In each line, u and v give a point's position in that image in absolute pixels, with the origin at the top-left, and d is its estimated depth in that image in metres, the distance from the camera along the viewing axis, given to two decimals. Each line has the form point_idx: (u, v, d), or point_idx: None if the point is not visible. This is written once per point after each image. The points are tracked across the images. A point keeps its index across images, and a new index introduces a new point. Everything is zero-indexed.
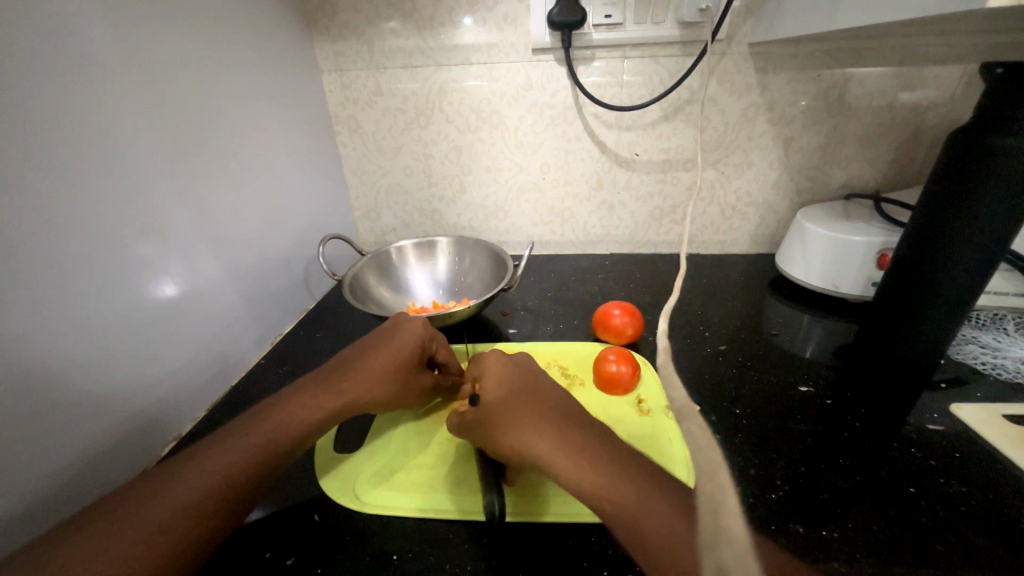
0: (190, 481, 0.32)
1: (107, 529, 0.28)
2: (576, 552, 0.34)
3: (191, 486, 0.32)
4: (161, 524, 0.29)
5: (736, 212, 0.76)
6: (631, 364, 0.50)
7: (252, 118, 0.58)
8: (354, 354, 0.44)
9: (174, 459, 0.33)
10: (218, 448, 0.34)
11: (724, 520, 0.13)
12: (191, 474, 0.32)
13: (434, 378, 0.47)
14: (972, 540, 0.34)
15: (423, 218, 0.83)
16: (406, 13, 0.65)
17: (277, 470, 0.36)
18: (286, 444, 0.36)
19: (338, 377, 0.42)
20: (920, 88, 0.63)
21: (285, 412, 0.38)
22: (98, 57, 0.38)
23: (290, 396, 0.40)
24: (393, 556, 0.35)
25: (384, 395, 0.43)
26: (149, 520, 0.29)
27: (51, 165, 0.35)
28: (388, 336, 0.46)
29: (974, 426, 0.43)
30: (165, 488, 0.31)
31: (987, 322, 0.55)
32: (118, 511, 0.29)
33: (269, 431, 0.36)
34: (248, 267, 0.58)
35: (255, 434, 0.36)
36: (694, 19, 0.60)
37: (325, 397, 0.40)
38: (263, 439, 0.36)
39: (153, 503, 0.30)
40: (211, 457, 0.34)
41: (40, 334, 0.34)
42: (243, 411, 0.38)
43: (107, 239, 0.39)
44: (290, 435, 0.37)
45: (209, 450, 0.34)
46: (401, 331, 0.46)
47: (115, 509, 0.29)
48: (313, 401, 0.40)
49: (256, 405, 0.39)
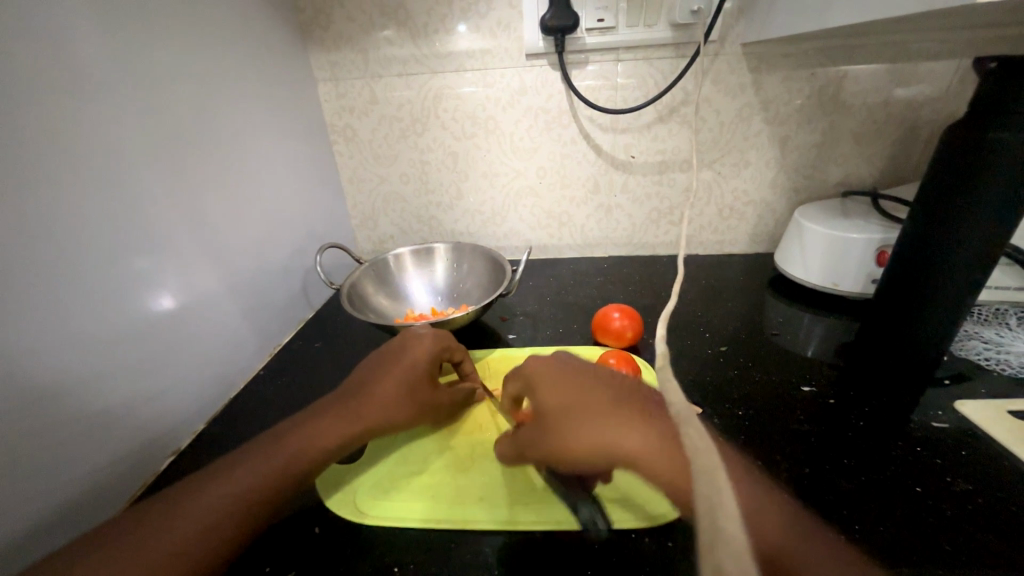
0: (205, 502, 0.32)
1: (121, 550, 0.28)
2: (581, 560, 0.34)
3: (211, 505, 0.32)
4: (182, 542, 0.30)
5: (734, 211, 0.76)
6: (631, 368, 0.50)
7: (248, 131, 0.58)
8: (372, 367, 0.45)
9: (196, 476, 0.34)
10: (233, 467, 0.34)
11: (722, 524, 0.13)
12: (208, 493, 0.32)
13: (450, 394, 0.46)
14: (980, 538, 0.33)
15: (421, 225, 0.83)
16: (399, 21, 0.66)
17: (292, 489, 0.35)
18: (304, 465, 0.36)
19: (354, 397, 0.42)
20: (914, 85, 0.63)
21: (303, 433, 0.38)
22: (96, 74, 0.39)
23: (313, 414, 0.40)
24: (395, 567, 0.35)
25: (398, 415, 0.42)
26: (172, 538, 0.29)
27: (48, 179, 0.35)
28: (400, 354, 0.45)
29: (979, 422, 0.43)
30: (186, 505, 0.31)
31: (989, 318, 0.55)
32: (138, 529, 0.30)
33: (289, 453, 0.36)
34: (247, 278, 0.58)
35: (274, 455, 0.36)
36: (686, 21, 0.60)
37: (342, 420, 0.40)
38: (280, 460, 0.36)
39: (169, 526, 0.30)
40: (230, 476, 0.33)
41: (37, 349, 0.34)
42: (267, 430, 0.38)
43: (105, 253, 0.39)
44: (309, 457, 0.37)
45: (225, 468, 0.34)
46: (413, 347, 0.46)
47: (135, 527, 0.30)
48: (333, 417, 0.40)
49: (278, 424, 0.39)
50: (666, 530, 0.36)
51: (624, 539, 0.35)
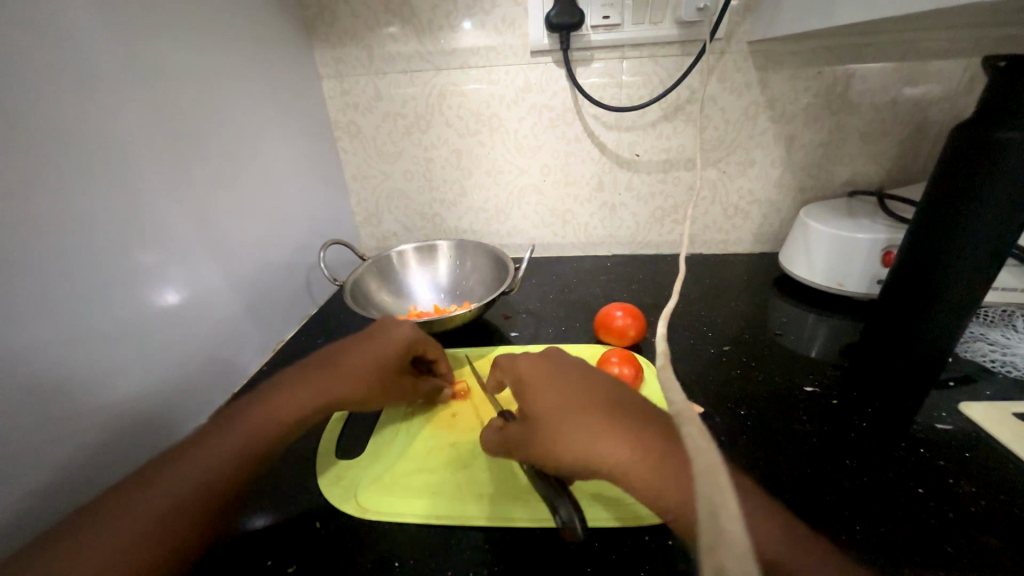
0: (183, 473, 0.32)
1: (108, 529, 0.29)
2: (580, 557, 0.34)
3: (177, 484, 0.32)
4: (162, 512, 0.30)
5: (738, 211, 0.75)
6: (636, 319, 0.57)
7: (253, 128, 0.58)
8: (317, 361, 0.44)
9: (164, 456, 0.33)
10: (202, 446, 0.34)
11: (724, 523, 0.13)
12: (194, 461, 0.33)
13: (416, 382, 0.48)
14: (982, 542, 0.33)
15: (424, 222, 0.83)
16: (404, 17, 0.66)
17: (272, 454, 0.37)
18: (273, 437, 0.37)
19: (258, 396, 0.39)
20: (923, 84, 0.62)
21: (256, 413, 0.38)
22: (102, 69, 0.39)
23: (281, 383, 0.41)
24: (396, 562, 0.35)
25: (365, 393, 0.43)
26: (146, 510, 0.30)
27: (56, 175, 0.35)
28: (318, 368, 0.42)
29: (983, 425, 0.43)
30: (152, 486, 0.31)
31: (995, 319, 0.55)
32: (119, 509, 0.30)
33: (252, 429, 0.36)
34: (250, 274, 0.58)
35: (237, 432, 0.36)
36: (691, 19, 0.60)
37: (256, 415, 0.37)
38: (241, 438, 0.35)
39: (146, 500, 0.30)
40: (197, 456, 0.33)
41: (42, 342, 0.34)
42: (225, 409, 0.38)
43: (106, 247, 0.39)
44: (277, 427, 0.37)
45: (204, 438, 0.34)
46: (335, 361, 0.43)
47: (123, 506, 0.30)
48: (296, 393, 0.40)
49: (240, 400, 0.39)
50: (665, 528, 0.36)
51: (625, 537, 0.35)
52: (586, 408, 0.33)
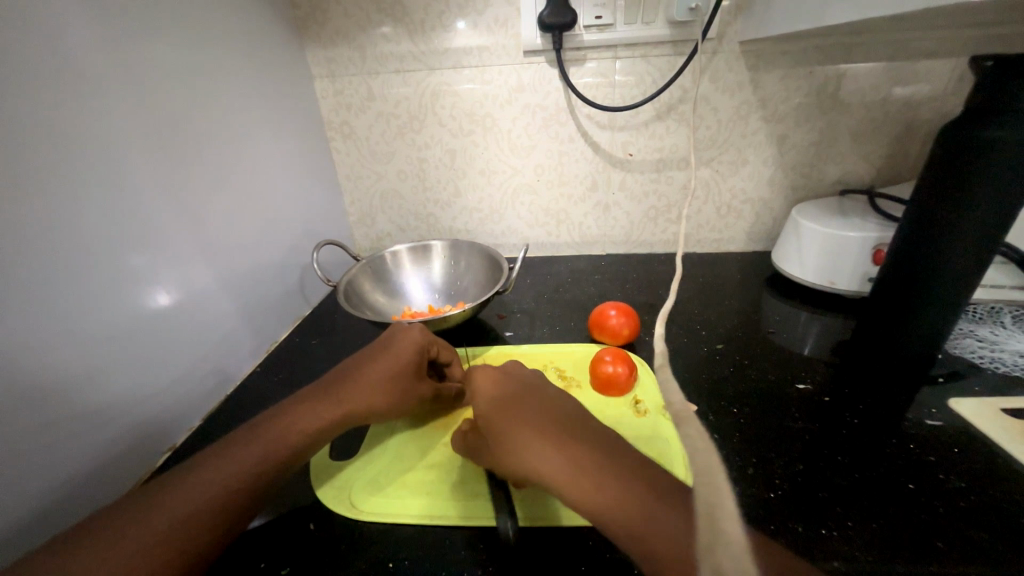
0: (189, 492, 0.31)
1: (105, 545, 0.28)
2: (574, 556, 0.34)
3: (181, 503, 0.31)
4: (168, 529, 0.29)
5: (731, 210, 0.76)
6: (630, 318, 0.57)
7: (246, 131, 0.58)
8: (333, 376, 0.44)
9: (167, 476, 0.33)
10: (207, 465, 0.33)
11: (721, 525, 0.14)
12: (204, 477, 0.33)
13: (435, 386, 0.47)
14: (974, 538, 0.33)
15: (418, 222, 0.83)
16: (397, 17, 0.65)
17: (286, 470, 0.36)
18: (290, 449, 0.37)
19: (275, 414, 0.39)
20: (913, 83, 0.63)
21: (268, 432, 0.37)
22: (91, 69, 0.39)
23: (301, 400, 0.40)
24: (389, 563, 0.35)
25: (383, 403, 0.43)
26: (149, 529, 0.29)
27: (45, 176, 0.35)
28: (337, 386, 0.42)
29: (972, 421, 0.43)
30: (152, 507, 0.30)
31: (984, 316, 0.55)
32: (116, 527, 0.29)
33: (267, 443, 0.36)
34: (243, 275, 0.58)
35: (250, 448, 0.35)
36: (684, 19, 0.60)
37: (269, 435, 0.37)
38: (250, 457, 0.35)
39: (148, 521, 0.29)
40: (202, 475, 0.33)
41: (33, 344, 0.34)
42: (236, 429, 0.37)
43: (93, 249, 0.38)
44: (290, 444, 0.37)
45: (216, 455, 0.34)
46: (352, 379, 0.43)
47: (116, 524, 0.29)
48: (312, 410, 0.40)
49: (253, 419, 0.38)
50: None
51: None
52: (526, 417, 0.34)
